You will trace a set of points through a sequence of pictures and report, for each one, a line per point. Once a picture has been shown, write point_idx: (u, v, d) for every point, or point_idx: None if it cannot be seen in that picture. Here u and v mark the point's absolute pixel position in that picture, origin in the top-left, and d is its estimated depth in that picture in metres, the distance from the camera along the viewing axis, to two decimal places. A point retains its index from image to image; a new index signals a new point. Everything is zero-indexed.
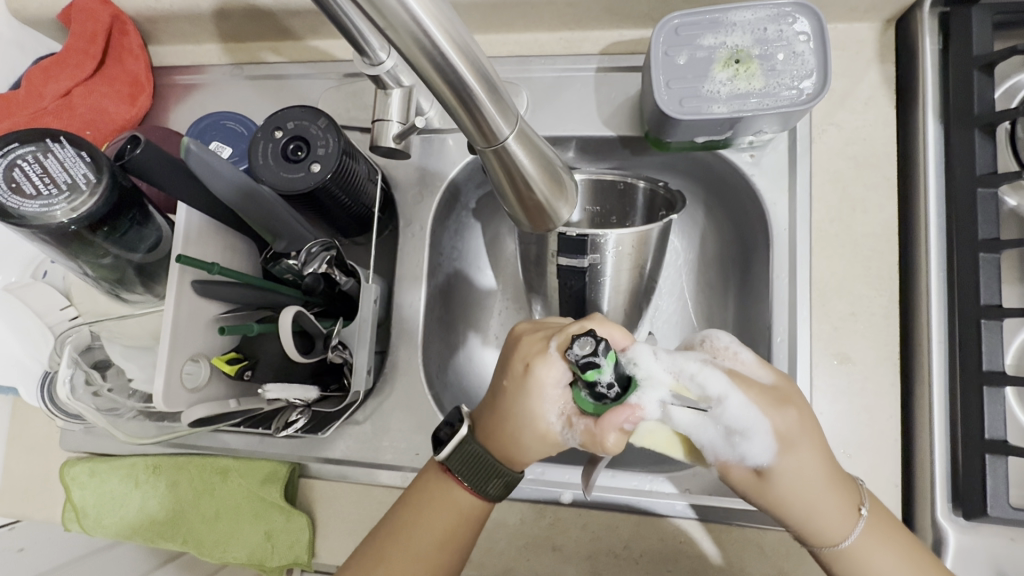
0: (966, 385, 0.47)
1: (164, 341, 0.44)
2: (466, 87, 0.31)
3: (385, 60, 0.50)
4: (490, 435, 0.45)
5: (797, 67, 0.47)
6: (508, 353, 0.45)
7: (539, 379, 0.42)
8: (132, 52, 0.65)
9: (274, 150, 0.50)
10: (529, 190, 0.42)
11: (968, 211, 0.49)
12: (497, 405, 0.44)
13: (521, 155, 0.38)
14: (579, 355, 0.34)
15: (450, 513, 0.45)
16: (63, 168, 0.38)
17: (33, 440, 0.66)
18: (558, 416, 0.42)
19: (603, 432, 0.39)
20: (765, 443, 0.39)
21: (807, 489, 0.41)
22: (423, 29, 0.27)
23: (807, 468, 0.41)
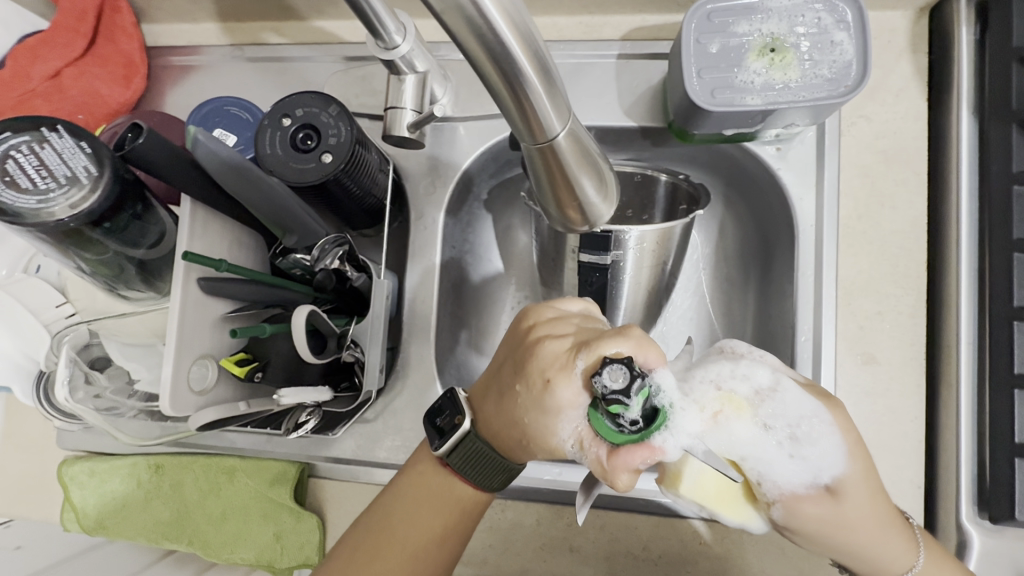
0: (995, 388, 0.47)
1: (170, 342, 0.41)
2: (524, 79, 0.29)
3: (400, 44, 0.47)
4: (496, 435, 0.42)
5: (836, 58, 0.45)
6: (526, 360, 0.39)
7: (559, 401, 0.36)
8: (126, 31, 0.62)
9: (283, 139, 0.48)
10: (574, 188, 0.40)
11: (1003, 209, 0.47)
12: (510, 411, 0.40)
13: (568, 152, 0.36)
14: (608, 387, 0.31)
15: (451, 505, 0.45)
16: (61, 160, 0.35)
17: (27, 437, 0.64)
18: (570, 439, 0.36)
19: (616, 470, 0.33)
20: (826, 447, 0.36)
21: (866, 503, 0.38)
22: (482, 11, 0.25)
23: (868, 465, 0.38)
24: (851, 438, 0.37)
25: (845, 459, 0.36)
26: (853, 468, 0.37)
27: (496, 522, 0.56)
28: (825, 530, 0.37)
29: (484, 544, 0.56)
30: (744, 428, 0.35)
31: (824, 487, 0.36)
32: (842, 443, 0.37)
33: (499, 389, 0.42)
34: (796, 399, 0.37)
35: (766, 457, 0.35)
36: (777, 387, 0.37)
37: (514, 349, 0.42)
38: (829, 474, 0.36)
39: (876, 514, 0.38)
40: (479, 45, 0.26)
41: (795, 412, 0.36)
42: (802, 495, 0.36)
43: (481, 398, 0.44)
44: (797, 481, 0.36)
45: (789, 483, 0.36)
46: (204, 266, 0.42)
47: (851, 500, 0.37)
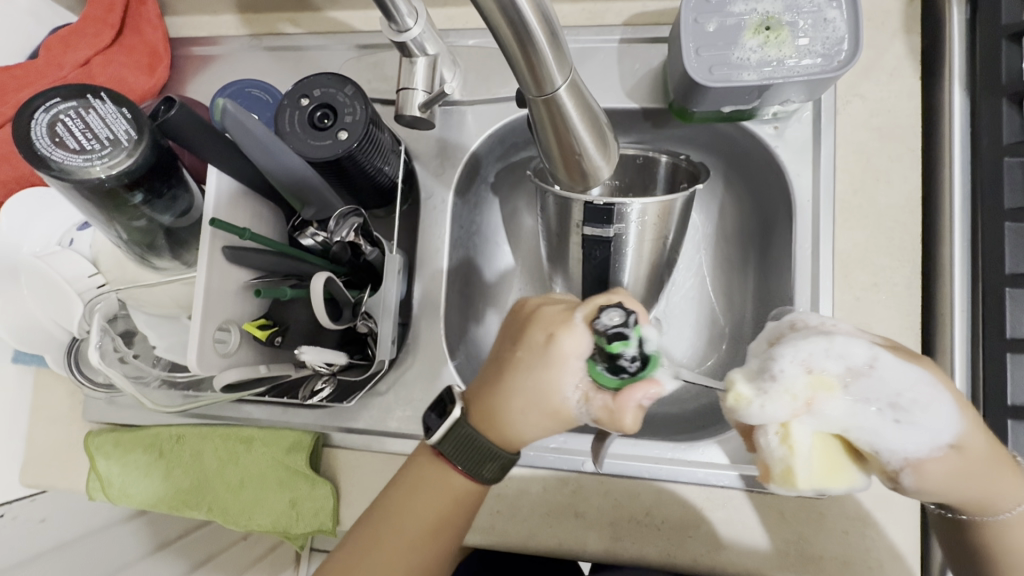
0: (987, 353, 0.48)
1: (197, 305, 0.44)
2: (529, 28, 0.31)
3: (412, 27, 0.50)
4: (490, 415, 0.44)
5: (828, 34, 0.47)
6: (527, 325, 0.44)
7: (562, 349, 0.41)
8: (150, 22, 0.65)
9: (301, 117, 0.50)
10: (577, 146, 0.42)
11: (995, 180, 0.49)
12: (509, 376, 0.43)
13: (572, 107, 0.39)
14: (608, 324, 0.38)
15: (442, 497, 0.45)
16: (105, 124, 0.37)
17: (57, 410, 0.67)
18: (575, 389, 0.41)
19: (622, 410, 0.39)
20: (951, 415, 0.38)
21: (985, 446, 0.39)
22: None
23: (977, 418, 0.40)
24: (953, 390, 0.39)
25: (958, 410, 0.38)
26: (973, 430, 0.39)
27: (504, 489, 0.58)
28: (951, 481, 0.39)
29: (492, 511, 0.58)
30: (836, 409, 0.36)
31: (948, 447, 0.38)
32: (946, 396, 0.38)
33: (496, 362, 0.45)
34: (897, 368, 0.37)
35: (874, 425, 0.36)
36: (874, 363, 0.37)
37: (509, 326, 0.47)
38: (952, 434, 0.38)
39: (988, 448, 0.40)
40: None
41: (896, 384, 0.37)
42: (927, 457, 0.38)
43: (474, 386, 0.46)
44: (920, 444, 0.37)
45: (911, 447, 0.37)
46: (229, 233, 0.45)
47: (976, 448, 0.39)
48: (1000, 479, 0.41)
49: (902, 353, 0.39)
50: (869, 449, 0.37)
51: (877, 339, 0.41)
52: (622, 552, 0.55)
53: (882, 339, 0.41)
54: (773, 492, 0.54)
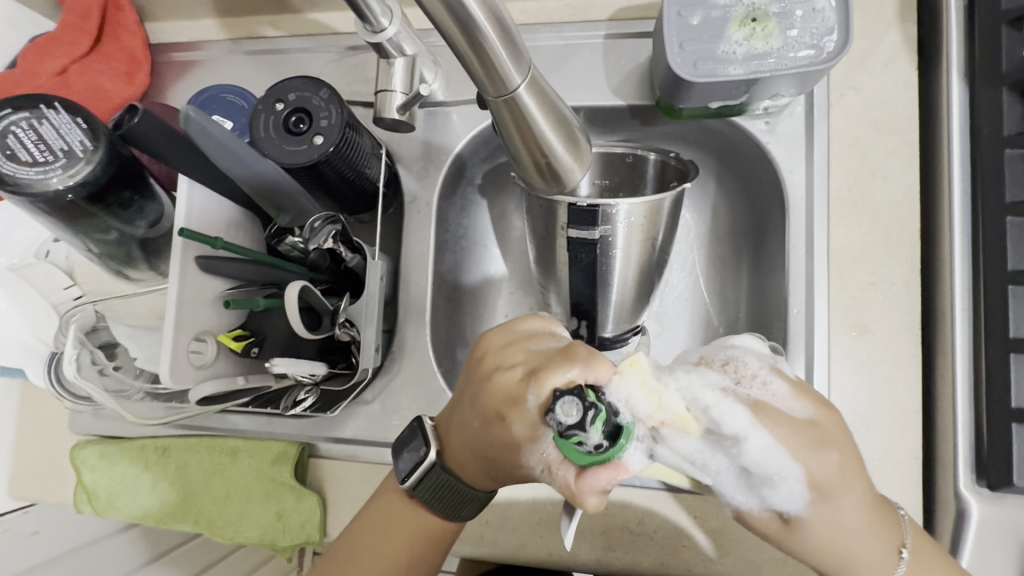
0: (990, 354, 0.46)
1: (169, 319, 0.43)
2: (474, 20, 0.30)
3: (387, 27, 0.48)
4: (465, 468, 0.43)
5: (817, 25, 0.45)
6: (483, 391, 0.40)
7: (518, 433, 0.37)
8: (129, 29, 0.64)
9: (276, 122, 0.49)
10: (544, 150, 0.40)
11: (995, 174, 0.47)
12: (474, 440, 0.41)
13: (534, 108, 0.37)
14: (562, 422, 0.31)
15: (420, 533, 0.46)
16: (59, 135, 0.36)
17: (44, 422, 0.67)
18: (538, 466, 0.37)
19: (583, 492, 0.34)
20: (795, 493, 0.34)
21: (859, 527, 0.36)
22: None
23: (851, 506, 0.35)
24: (822, 478, 0.34)
25: (810, 500, 0.34)
26: (822, 512, 0.35)
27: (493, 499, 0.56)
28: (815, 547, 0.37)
29: (480, 522, 0.56)
30: (687, 447, 0.34)
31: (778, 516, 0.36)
32: (803, 492, 0.34)
33: (462, 420, 0.42)
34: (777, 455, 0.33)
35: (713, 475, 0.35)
36: (744, 440, 0.33)
37: (468, 377, 0.42)
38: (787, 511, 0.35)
39: (857, 518, 0.36)
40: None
41: (755, 463, 0.33)
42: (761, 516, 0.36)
43: (446, 430, 0.45)
44: (758, 504, 0.36)
45: (753, 504, 0.36)
46: (201, 243, 0.44)
47: (816, 529, 0.36)
48: (870, 542, 0.37)
49: (792, 428, 0.34)
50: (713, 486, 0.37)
51: (793, 415, 0.35)
52: (614, 562, 0.54)
53: (800, 415, 0.35)
54: None
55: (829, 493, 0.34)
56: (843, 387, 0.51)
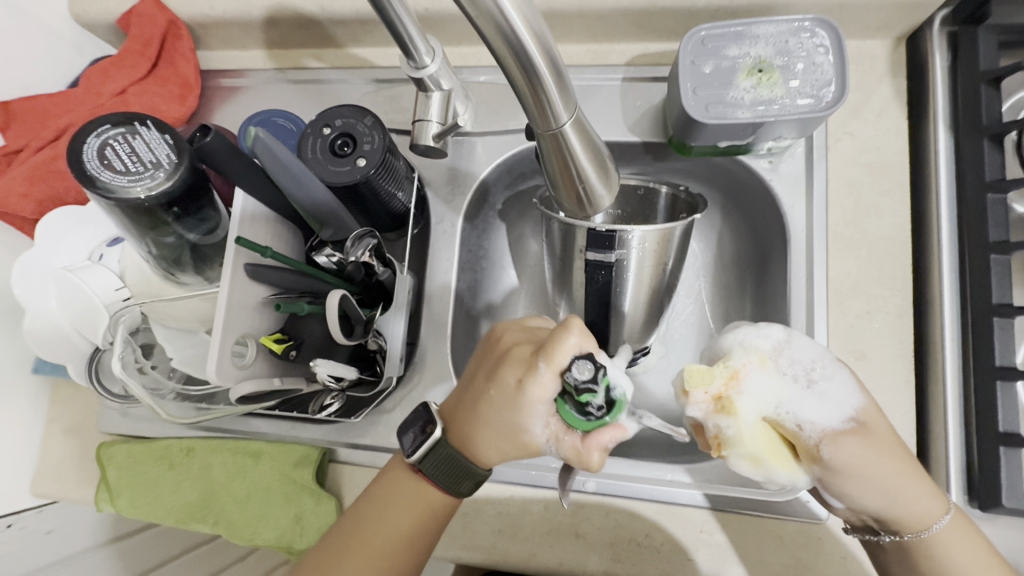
0: (979, 381, 0.49)
1: (219, 319, 0.46)
2: (537, 68, 0.34)
3: (429, 64, 0.54)
4: (474, 442, 0.46)
5: (817, 77, 0.50)
6: (497, 367, 0.45)
7: (530, 397, 0.42)
8: (185, 56, 0.69)
9: (322, 145, 0.54)
10: (578, 178, 0.44)
11: (980, 215, 0.51)
12: (484, 413, 0.45)
13: (577, 142, 0.41)
14: (578, 378, 0.39)
15: (419, 508, 0.49)
16: (148, 149, 0.40)
17: (73, 421, 0.70)
18: (542, 428, 0.43)
19: (589, 450, 0.41)
20: (844, 384, 0.43)
21: (897, 466, 0.42)
22: (508, 19, 0.31)
23: (871, 401, 0.45)
24: (853, 376, 0.44)
25: (857, 390, 0.43)
26: (868, 400, 0.44)
27: (506, 508, 0.59)
28: (887, 458, 0.42)
29: (494, 530, 0.58)
30: (767, 379, 0.42)
31: (853, 420, 0.42)
32: (851, 384, 0.43)
33: (470, 399, 0.47)
34: (808, 347, 0.44)
35: (795, 401, 0.42)
36: (789, 342, 0.44)
37: (483, 360, 0.48)
38: (850, 406, 0.42)
39: (902, 454, 0.43)
40: (502, 39, 0.31)
41: (808, 360, 0.43)
42: (840, 427, 0.41)
43: (452, 414, 0.49)
44: (832, 417, 0.41)
45: (826, 419, 0.41)
46: (251, 252, 0.48)
47: (874, 422, 0.43)
48: (914, 479, 0.43)
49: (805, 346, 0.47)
50: (796, 428, 0.41)
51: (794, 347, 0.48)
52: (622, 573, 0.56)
53: None
54: (772, 516, 0.55)
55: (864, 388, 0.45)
56: None
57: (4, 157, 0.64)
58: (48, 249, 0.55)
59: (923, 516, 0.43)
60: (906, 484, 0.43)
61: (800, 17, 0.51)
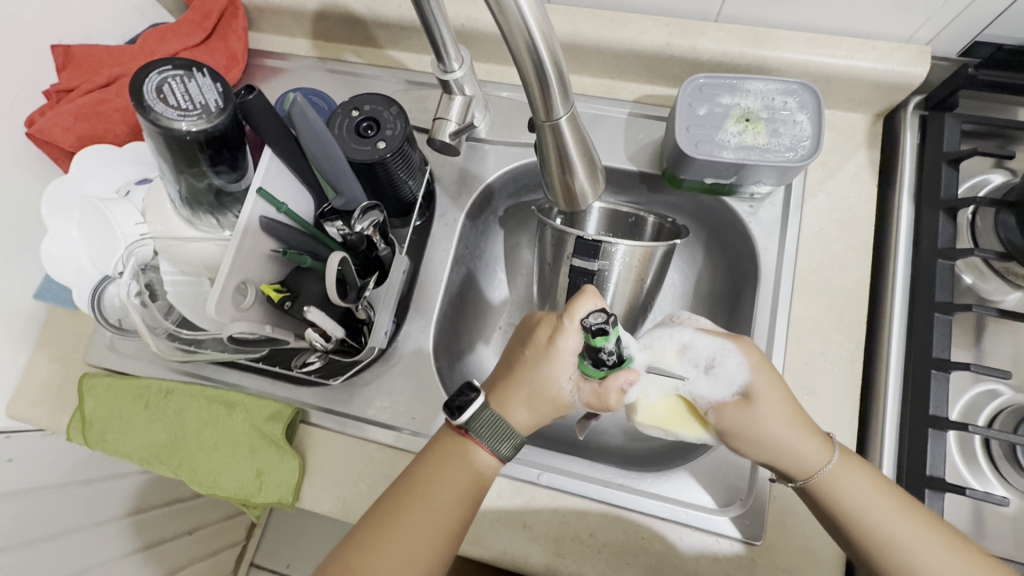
0: (913, 427, 0.53)
1: (227, 261, 0.50)
2: (545, 70, 0.39)
3: (456, 70, 0.60)
4: (510, 402, 0.52)
5: (796, 132, 0.56)
6: (530, 333, 0.54)
7: (560, 348, 0.51)
8: (237, 32, 0.75)
9: (349, 125, 0.59)
10: (568, 172, 0.49)
11: (930, 278, 0.56)
12: (519, 369, 0.53)
13: (569, 136, 0.46)
14: (594, 322, 0.45)
15: (467, 471, 0.51)
16: (202, 92, 0.44)
17: (61, 349, 0.72)
18: (568, 380, 0.51)
19: (608, 391, 0.49)
20: (738, 364, 0.50)
21: (780, 416, 0.49)
22: (527, 23, 0.35)
23: (774, 379, 0.50)
24: (751, 352, 0.50)
25: (749, 369, 0.49)
26: (760, 379, 0.49)
27: None
28: (785, 427, 0.48)
29: None
30: (666, 370, 0.51)
31: (738, 395, 0.49)
32: (741, 357, 0.50)
33: (505, 367, 0.55)
34: (709, 338, 0.52)
35: (691, 380, 0.51)
36: (690, 337, 0.53)
37: (517, 337, 0.56)
38: (737, 384, 0.49)
39: (782, 414, 0.49)
40: (523, 46, 0.36)
41: (707, 350, 0.51)
42: (726, 402, 0.49)
43: (490, 384, 0.55)
44: (720, 392, 0.50)
45: (714, 395, 0.50)
46: (269, 205, 0.53)
47: (764, 403, 0.49)
48: (799, 441, 0.48)
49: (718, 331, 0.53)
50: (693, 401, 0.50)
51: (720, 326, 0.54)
52: (562, 568, 0.58)
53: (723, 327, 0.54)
54: (713, 534, 0.57)
55: (762, 367, 0.50)
56: None
57: (55, 94, 0.68)
58: (81, 179, 0.60)
59: (805, 462, 0.48)
60: (789, 444, 0.48)
61: (788, 79, 0.58)
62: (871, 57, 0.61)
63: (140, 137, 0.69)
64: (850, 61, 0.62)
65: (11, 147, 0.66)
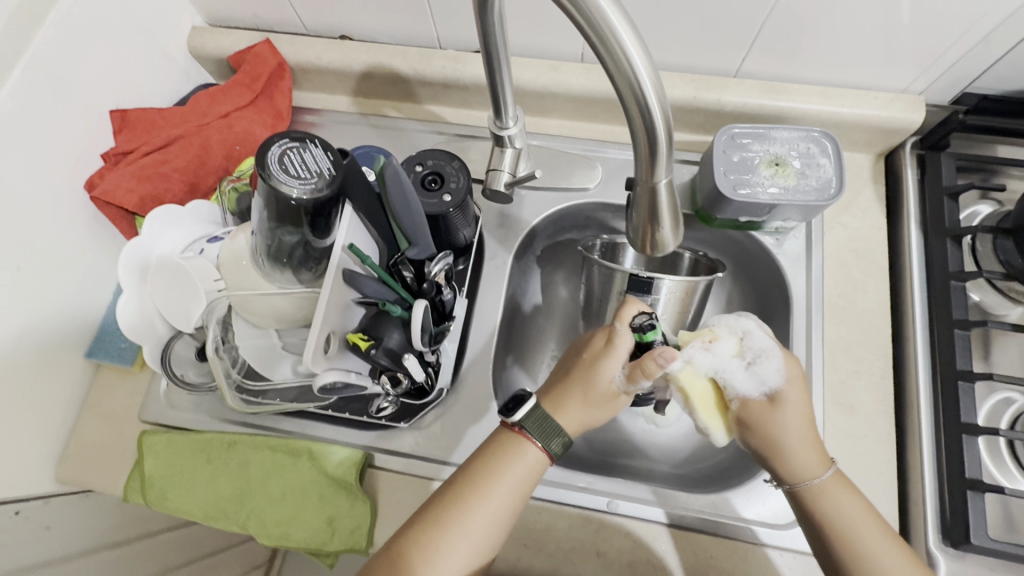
0: (948, 434, 0.59)
1: (319, 314, 0.53)
2: (656, 125, 0.39)
3: (511, 126, 0.64)
4: (563, 400, 0.57)
5: (820, 175, 0.63)
6: (585, 339, 0.60)
7: (613, 349, 0.56)
8: (283, 93, 0.79)
9: (415, 180, 0.63)
10: (657, 226, 0.46)
11: (945, 299, 0.63)
12: (573, 369, 0.58)
13: (665, 195, 0.44)
14: (642, 322, 0.57)
15: (519, 464, 0.54)
16: (316, 164, 0.48)
17: (110, 407, 0.71)
18: (620, 373, 0.56)
19: (647, 364, 0.54)
20: (775, 369, 0.55)
21: (798, 430, 0.55)
22: (639, 81, 0.37)
23: (800, 392, 0.56)
24: (789, 361, 0.56)
25: (785, 376, 0.55)
26: (790, 387, 0.55)
27: (533, 524, 0.63)
28: (794, 428, 0.55)
29: (520, 545, 0.63)
30: (717, 354, 0.56)
31: (767, 395, 0.55)
32: (782, 366, 0.55)
33: (562, 370, 0.60)
34: (763, 339, 0.56)
35: (732, 371, 0.55)
36: (748, 332, 0.57)
37: (572, 347, 0.62)
38: (772, 385, 0.55)
39: (795, 426, 0.55)
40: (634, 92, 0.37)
41: (759, 348, 0.55)
42: (753, 399, 0.55)
43: (547, 386, 0.59)
44: (752, 390, 0.55)
45: (746, 391, 0.55)
46: (354, 260, 0.56)
47: (788, 408, 0.55)
48: (801, 452, 0.54)
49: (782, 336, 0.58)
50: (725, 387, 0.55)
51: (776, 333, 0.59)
52: None
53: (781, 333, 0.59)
54: (777, 547, 0.60)
55: (795, 374, 0.56)
56: (834, 454, 0.63)
57: (112, 156, 0.70)
58: (150, 239, 0.62)
59: (802, 469, 0.54)
60: (794, 447, 0.54)
61: (810, 128, 0.65)
62: (874, 106, 0.69)
63: (195, 195, 0.72)
64: (856, 109, 0.70)
65: (68, 210, 0.67)
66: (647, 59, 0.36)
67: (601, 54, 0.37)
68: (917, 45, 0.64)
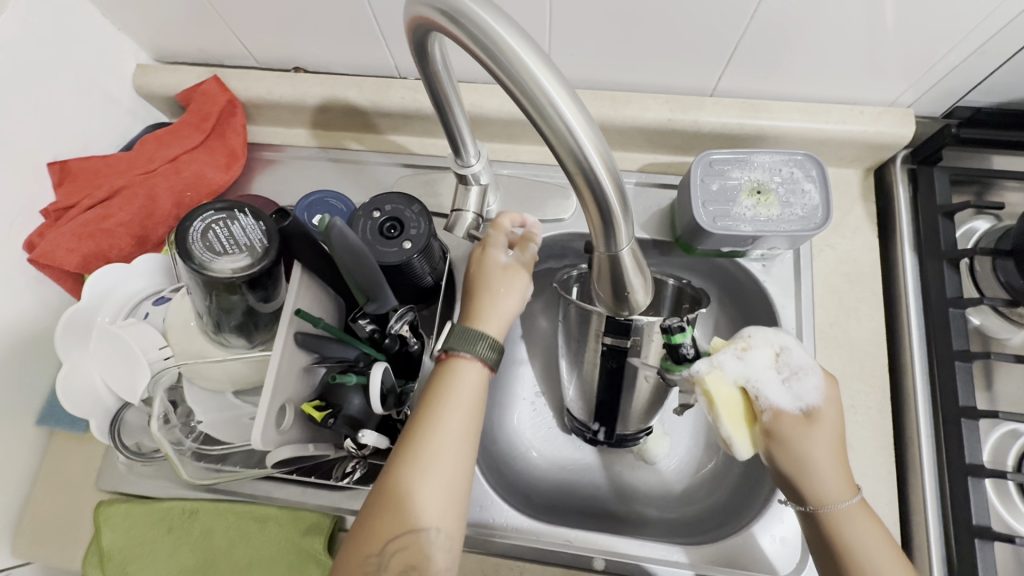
0: (952, 476, 0.55)
1: (267, 387, 0.49)
2: (607, 198, 0.36)
3: (474, 164, 0.59)
4: (475, 323, 0.53)
5: (805, 201, 0.59)
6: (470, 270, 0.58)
7: (493, 247, 0.57)
8: (235, 130, 0.74)
9: (372, 227, 0.59)
10: (624, 293, 0.44)
11: (943, 328, 0.59)
12: (469, 293, 0.56)
13: (628, 260, 0.41)
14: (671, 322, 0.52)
15: (467, 396, 0.50)
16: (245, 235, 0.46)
17: (67, 476, 0.68)
18: (506, 253, 0.57)
19: (526, 238, 0.57)
20: (814, 386, 0.51)
21: (830, 457, 0.50)
22: (585, 155, 0.34)
23: (836, 415, 0.51)
24: (829, 383, 0.52)
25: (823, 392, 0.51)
26: (829, 405, 0.51)
27: None
28: (826, 446, 0.50)
29: None
30: (750, 362, 0.51)
31: (804, 410, 0.50)
32: (821, 384, 0.51)
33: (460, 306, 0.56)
34: (801, 356, 0.52)
35: (765, 380, 0.50)
36: (786, 347, 0.52)
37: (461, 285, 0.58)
38: (811, 400, 0.50)
39: (826, 449, 0.50)
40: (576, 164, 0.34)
41: (797, 363, 0.51)
42: (787, 412, 0.50)
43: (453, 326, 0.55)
44: (787, 403, 0.50)
45: (781, 403, 0.50)
46: (306, 323, 0.52)
47: (824, 425, 0.50)
48: (830, 471, 0.49)
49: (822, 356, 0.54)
50: (756, 398, 0.50)
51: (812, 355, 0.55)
52: None
53: None
54: None
55: (834, 391, 0.52)
56: None
57: (53, 212, 0.66)
58: (91, 303, 0.58)
59: (828, 490, 0.49)
60: (824, 468, 0.49)
61: (792, 151, 0.61)
62: (860, 121, 0.65)
63: (145, 248, 0.69)
64: (841, 126, 0.65)
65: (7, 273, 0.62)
66: (591, 128, 0.33)
67: (541, 127, 0.34)
68: (906, 57, 0.59)
